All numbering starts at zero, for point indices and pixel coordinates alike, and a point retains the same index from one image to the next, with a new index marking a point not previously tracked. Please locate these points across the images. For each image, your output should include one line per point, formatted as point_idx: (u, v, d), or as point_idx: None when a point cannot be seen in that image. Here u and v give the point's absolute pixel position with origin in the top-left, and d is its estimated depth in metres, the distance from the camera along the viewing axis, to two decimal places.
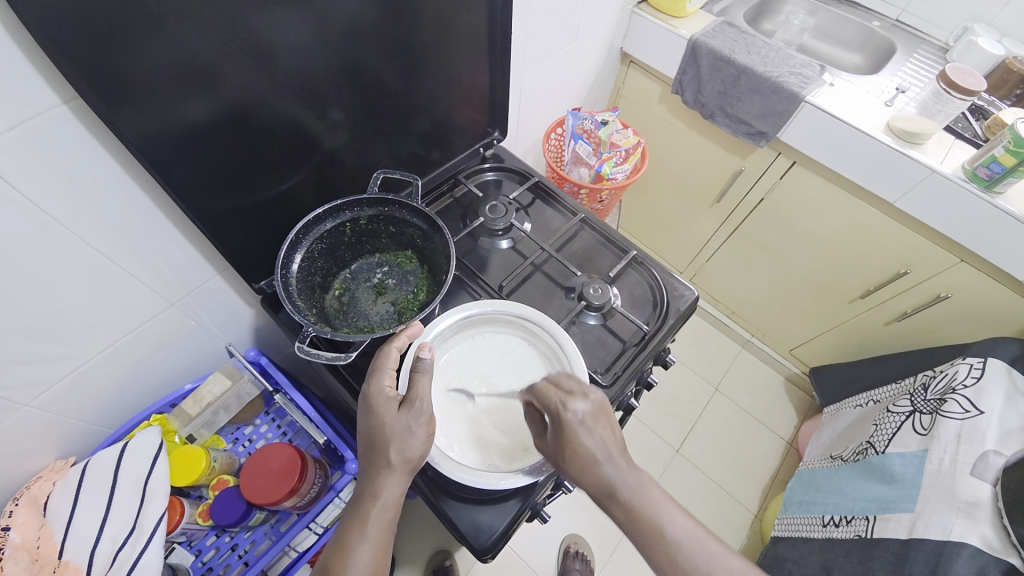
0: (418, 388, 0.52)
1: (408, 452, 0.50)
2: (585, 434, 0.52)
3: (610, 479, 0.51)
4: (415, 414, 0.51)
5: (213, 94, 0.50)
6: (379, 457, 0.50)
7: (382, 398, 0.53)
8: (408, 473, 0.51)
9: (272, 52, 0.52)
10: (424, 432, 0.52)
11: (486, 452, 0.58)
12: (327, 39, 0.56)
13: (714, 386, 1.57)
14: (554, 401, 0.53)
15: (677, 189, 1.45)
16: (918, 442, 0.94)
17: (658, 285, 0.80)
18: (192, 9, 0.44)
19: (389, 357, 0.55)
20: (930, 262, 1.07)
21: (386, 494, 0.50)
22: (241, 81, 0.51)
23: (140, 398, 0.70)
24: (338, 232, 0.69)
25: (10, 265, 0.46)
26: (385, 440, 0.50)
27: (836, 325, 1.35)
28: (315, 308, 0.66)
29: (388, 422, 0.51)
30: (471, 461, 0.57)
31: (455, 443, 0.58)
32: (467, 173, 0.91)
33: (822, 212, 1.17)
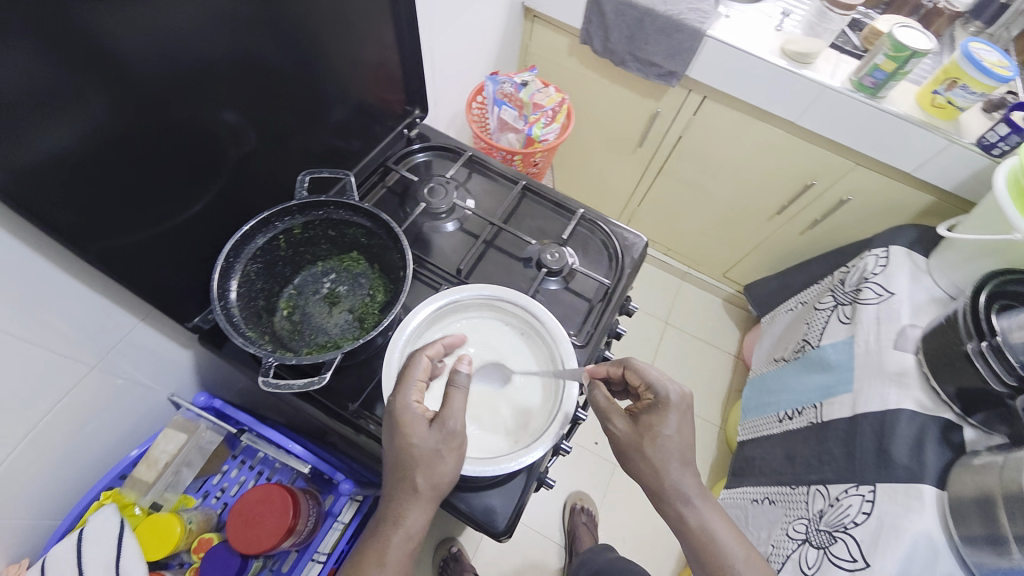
0: (451, 410, 0.51)
1: (435, 478, 0.50)
2: (671, 423, 0.60)
3: (681, 476, 0.59)
4: (445, 436, 0.51)
5: (77, 115, 0.42)
6: (407, 484, 0.50)
7: (411, 421, 0.51)
8: (433, 499, 0.51)
9: (144, 49, 0.45)
10: (454, 458, 0.51)
11: (485, 438, 0.58)
12: (203, 24, 0.48)
13: (664, 321, 1.67)
14: (664, 389, 0.60)
15: (599, 140, 1.47)
16: (845, 330, 1.07)
17: (610, 238, 0.82)
18: (13, 12, 0.35)
19: (422, 377, 0.53)
20: (831, 171, 1.18)
21: (410, 522, 0.51)
22: (108, 93, 0.43)
23: (79, 480, 0.61)
24: (273, 247, 0.62)
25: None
26: (413, 467, 0.50)
27: (760, 242, 1.48)
28: (266, 335, 0.60)
29: (416, 443, 0.50)
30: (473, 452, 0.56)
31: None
32: (396, 159, 0.85)
33: (735, 141, 1.24)
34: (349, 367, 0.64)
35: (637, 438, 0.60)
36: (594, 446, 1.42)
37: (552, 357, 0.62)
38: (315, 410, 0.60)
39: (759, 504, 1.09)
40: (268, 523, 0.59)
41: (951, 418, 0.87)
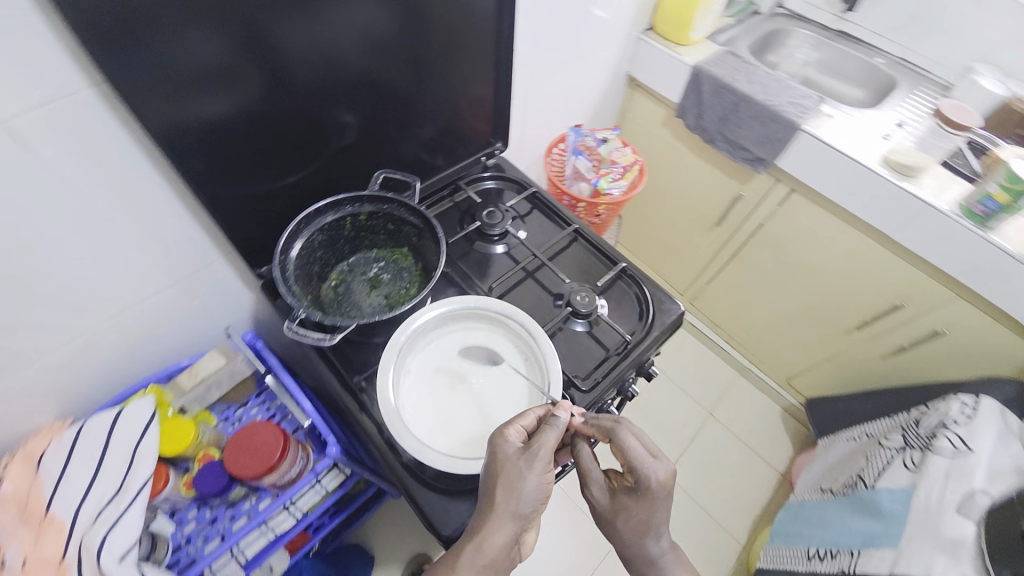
0: (544, 438, 0.53)
1: (519, 500, 0.51)
2: (651, 513, 0.54)
3: (657, 560, 0.54)
4: (530, 456, 0.52)
5: (235, 92, 0.55)
6: (493, 500, 0.51)
7: (505, 448, 0.54)
8: (517, 524, 0.50)
9: (300, 56, 0.58)
10: (540, 486, 0.52)
11: (454, 442, 0.59)
12: (348, 46, 0.62)
13: (709, 411, 1.56)
14: (646, 475, 0.53)
15: (678, 211, 1.48)
16: (907, 478, 0.92)
17: (645, 298, 0.82)
18: (218, 17, 0.49)
19: (523, 416, 0.56)
20: (926, 296, 1.07)
21: (490, 539, 0.49)
22: (262, 82, 0.57)
23: (137, 370, 0.73)
24: (339, 225, 0.73)
25: (24, 230, 0.50)
26: (500, 485, 0.51)
27: (834, 356, 1.35)
28: (309, 295, 0.69)
29: (505, 462, 0.53)
30: (441, 447, 0.58)
31: (426, 431, 0.59)
32: (468, 180, 0.95)
33: (818, 241, 1.18)
34: (366, 343, 0.71)
35: (613, 517, 0.56)
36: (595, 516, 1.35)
37: (543, 385, 0.62)
38: (324, 369, 0.68)
39: None
40: (259, 455, 0.66)
41: None
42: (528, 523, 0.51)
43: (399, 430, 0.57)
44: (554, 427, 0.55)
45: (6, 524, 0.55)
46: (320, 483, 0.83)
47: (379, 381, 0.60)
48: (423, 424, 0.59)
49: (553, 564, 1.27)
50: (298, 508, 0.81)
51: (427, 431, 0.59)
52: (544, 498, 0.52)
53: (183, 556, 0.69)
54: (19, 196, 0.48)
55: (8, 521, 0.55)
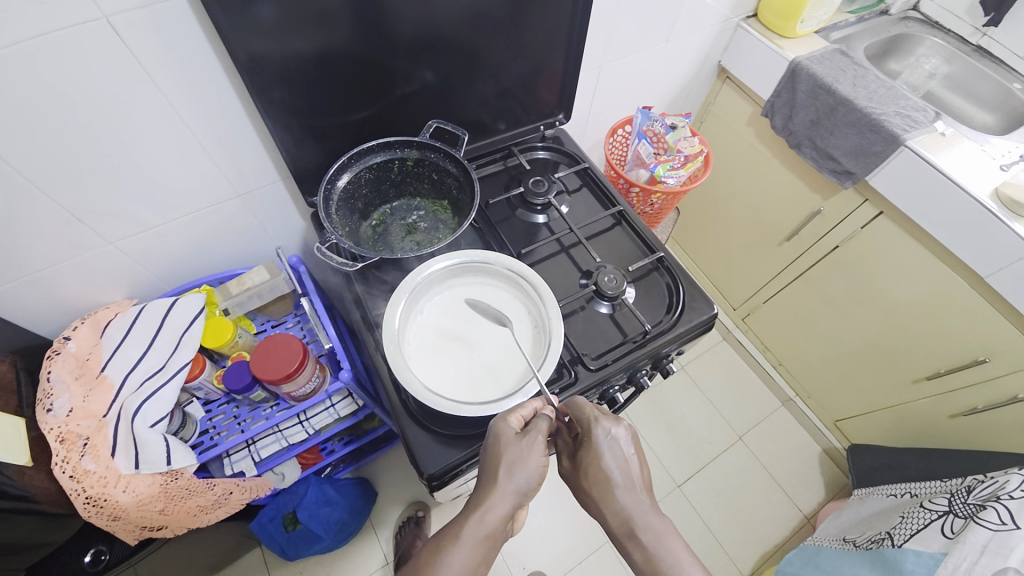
0: (540, 425, 0.54)
1: (519, 478, 0.52)
2: (605, 459, 0.55)
3: (626, 508, 0.53)
4: (532, 442, 0.53)
5: (323, 32, 0.59)
6: (495, 477, 0.52)
7: (504, 430, 0.55)
8: (516, 501, 0.51)
9: (388, 7, 0.61)
10: (539, 467, 0.53)
11: (445, 383, 0.60)
12: (440, 11, 0.65)
13: (739, 434, 1.47)
14: (587, 415, 0.57)
15: (747, 219, 1.37)
16: (942, 544, 0.82)
17: (675, 288, 0.80)
18: None
19: (524, 404, 0.57)
20: (1018, 356, 0.94)
21: (492, 512, 0.50)
22: (348, 27, 0.61)
23: (197, 269, 0.82)
24: (387, 167, 0.76)
25: (114, 122, 0.58)
26: (502, 465, 0.52)
27: (893, 405, 1.21)
28: (348, 227, 0.74)
29: (507, 446, 0.53)
30: (433, 385, 0.60)
31: (423, 368, 0.61)
32: (522, 147, 0.94)
33: (900, 273, 1.05)
34: (391, 283, 0.74)
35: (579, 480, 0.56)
36: None
37: (544, 349, 0.63)
38: (350, 298, 0.73)
39: None
40: (279, 362, 0.72)
41: None
42: (525, 501, 0.53)
43: (397, 359, 0.59)
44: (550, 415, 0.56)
45: (63, 376, 0.65)
46: (333, 407, 0.89)
47: (389, 312, 0.62)
48: (422, 362, 0.62)
49: (543, 543, 1.29)
50: (310, 425, 0.87)
51: (423, 368, 0.61)
52: (542, 479, 0.53)
53: (207, 439, 0.78)
54: (114, 89, 0.55)
55: (65, 374, 0.65)
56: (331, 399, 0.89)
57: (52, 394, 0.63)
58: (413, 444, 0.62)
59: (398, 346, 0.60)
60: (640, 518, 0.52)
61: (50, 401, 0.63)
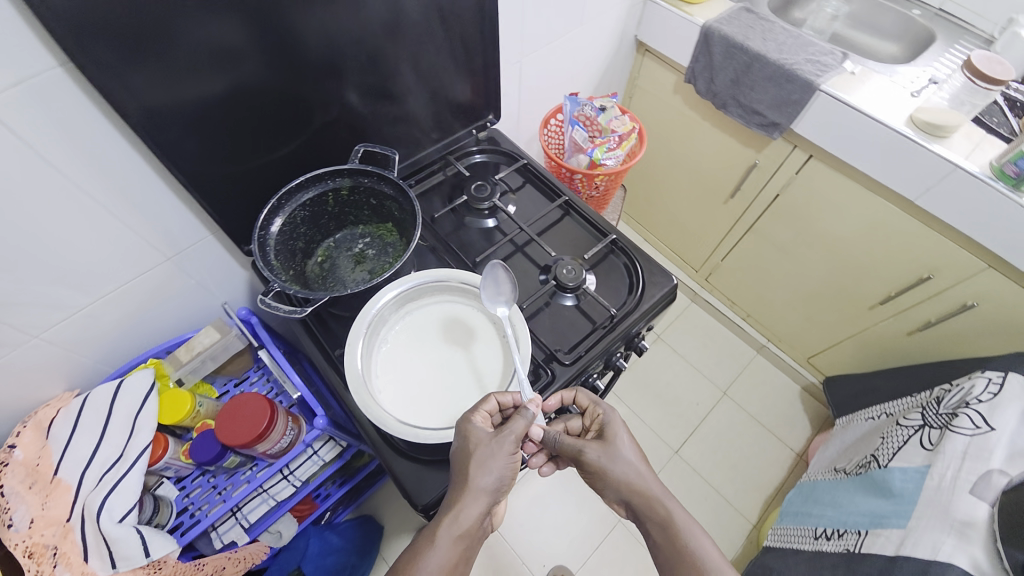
0: (514, 425, 0.55)
1: (489, 478, 0.52)
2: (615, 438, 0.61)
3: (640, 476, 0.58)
4: (503, 441, 0.54)
5: (227, 73, 0.56)
6: (467, 476, 0.52)
7: (475, 431, 0.54)
8: (488, 499, 0.52)
9: (289, 38, 0.59)
10: (509, 466, 0.54)
11: (423, 412, 0.59)
12: (343, 31, 0.63)
13: (723, 390, 1.51)
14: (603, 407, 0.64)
15: (691, 182, 1.40)
16: (923, 457, 0.87)
17: (635, 269, 0.80)
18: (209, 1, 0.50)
19: (489, 400, 0.57)
20: (957, 267, 0.99)
21: (466, 513, 0.51)
22: (253, 62, 0.58)
23: (139, 343, 0.77)
24: (322, 200, 0.73)
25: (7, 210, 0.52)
26: (473, 464, 0.52)
27: (855, 333, 1.27)
28: (292, 270, 0.71)
29: (477, 445, 0.54)
30: (408, 417, 0.58)
31: (396, 401, 0.59)
32: (458, 155, 0.93)
33: (838, 210, 1.11)
34: (351, 318, 0.72)
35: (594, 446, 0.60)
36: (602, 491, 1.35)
37: (514, 360, 0.62)
38: (309, 342, 0.70)
39: None
40: (246, 424, 0.67)
41: None
42: (498, 498, 0.53)
43: (364, 398, 0.57)
44: (523, 415, 0.56)
45: (15, 487, 0.59)
46: (317, 455, 0.86)
47: (349, 350, 0.60)
48: (393, 395, 0.60)
49: (558, 538, 1.29)
50: (297, 478, 0.84)
51: (396, 401, 0.59)
52: (510, 476, 0.54)
53: (186, 518, 0.74)
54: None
55: (17, 485, 0.59)
56: (312, 445, 0.86)
57: (8, 509, 0.57)
58: (403, 474, 0.60)
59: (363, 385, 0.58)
60: (647, 483, 0.58)
61: (7, 516, 0.56)
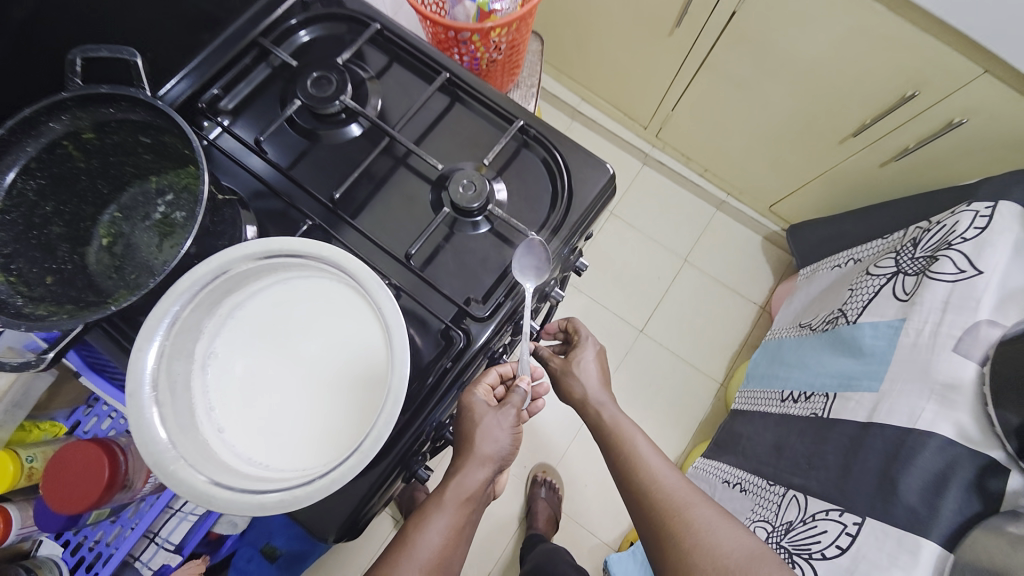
0: (513, 399, 0.58)
1: (495, 446, 0.55)
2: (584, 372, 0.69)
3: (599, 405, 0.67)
4: (505, 414, 0.56)
5: None
6: (471, 443, 0.54)
7: (476, 402, 0.56)
8: (493, 466, 0.54)
9: None
10: (511, 436, 0.57)
11: (282, 452, 0.42)
12: None
13: (684, 257, 1.41)
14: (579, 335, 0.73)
15: (626, 14, 1.09)
16: (897, 310, 0.80)
17: (557, 164, 0.59)
18: None
19: (490, 372, 0.59)
20: (950, 77, 0.81)
21: (470, 479, 0.53)
22: None
23: None
24: (59, 156, 0.47)
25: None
26: (477, 433, 0.54)
27: (823, 172, 1.13)
28: (56, 274, 0.47)
29: (482, 417, 0.55)
30: (267, 469, 0.40)
31: (242, 447, 0.41)
32: (276, 32, 0.62)
33: (811, 22, 0.86)
34: None
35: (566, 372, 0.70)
36: None
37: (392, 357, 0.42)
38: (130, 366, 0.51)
39: (729, 489, 0.91)
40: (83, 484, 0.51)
41: (999, 458, 0.63)
42: (503, 464, 0.56)
43: (182, 473, 0.37)
44: (522, 389, 0.59)
45: None
46: None
47: (132, 406, 0.38)
48: (240, 442, 0.41)
49: (535, 439, 1.28)
50: None
51: (246, 450, 0.41)
52: (515, 444, 0.57)
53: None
54: None
55: None
56: None
57: None
58: (302, 511, 0.49)
59: (176, 452, 0.38)
60: (606, 406, 0.67)
61: None
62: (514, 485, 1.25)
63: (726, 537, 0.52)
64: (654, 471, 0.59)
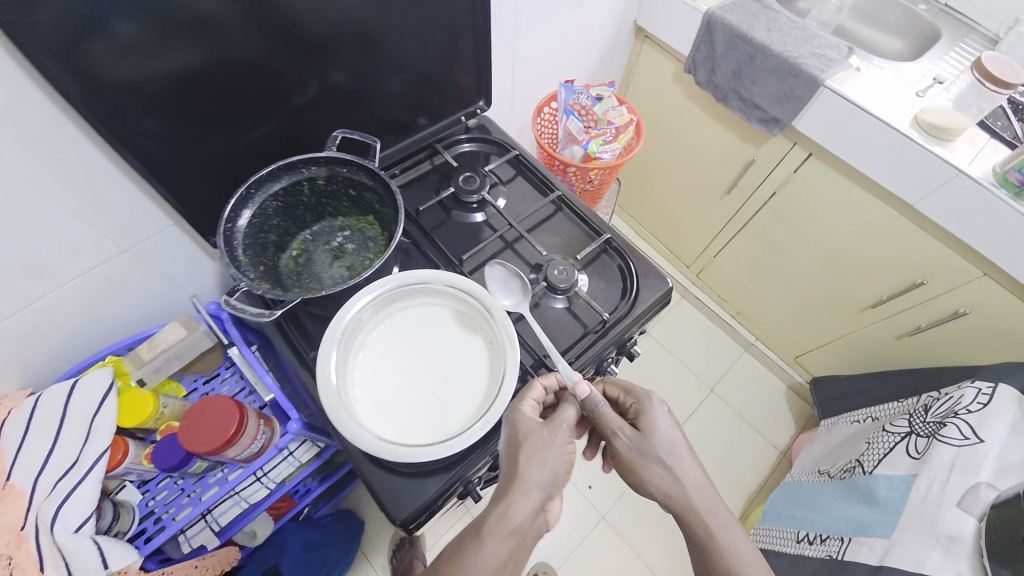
0: (563, 414, 0.55)
1: (542, 470, 0.51)
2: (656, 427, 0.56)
3: (676, 477, 0.55)
4: (554, 431, 0.53)
5: (194, 44, 0.51)
6: (516, 468, 0.51)
7: (521, 418, 0.54)
8: (543, 494, 0.50)
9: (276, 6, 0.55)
10: (563, 457, 0.52)
11: (400, 425, 0.55)
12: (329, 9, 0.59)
13: (710, 387, 1.51)
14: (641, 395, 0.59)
15: (686, 176, 1.37)
16: (909, 466, 0.87)
17: (629, 271, 0.76)
18: None
19: (534, 387, 0.57)
20: (950, 274, 0.98)
21: (516, 507, 0.49)
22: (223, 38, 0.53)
23: (104, 338, 0.74)
24: (294, 191, 0.68)
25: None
26: (524, 455, 0.51)
27: (844, 335, 1.27)
28: (262, 266, 0.65)
29: (528, 433, 0.53)
30: (389, 432, 0.54)
31: (373, 413, 0.55)
32: (446, 142, 0.87)
33: (836, 210, 1.08)
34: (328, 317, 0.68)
35: (642, 453, 0.55)
36: (585, 489, 1.35)
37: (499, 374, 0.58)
38: (282, 343, 0.66)
39: None
40: (212, 432, 0.63)
41: None
42: (553, 491, 0.52)
43: (342, 414, 0.53)
44: (573, 402, 0.56)
45: None
46: (292, 455, 0.80)
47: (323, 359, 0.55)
48: (372, 408, 0.55)
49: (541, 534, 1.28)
50: (270, 480, 0.79)
51: (375, 416, 0.55)
52: (566, 469, 0.52)
53: (151, 524, 0.70)
54: None
55: None
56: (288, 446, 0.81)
57: None
58: (382, 493, 0.58)
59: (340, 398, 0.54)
60: (689, 485, 0.55)
61: None
62: None
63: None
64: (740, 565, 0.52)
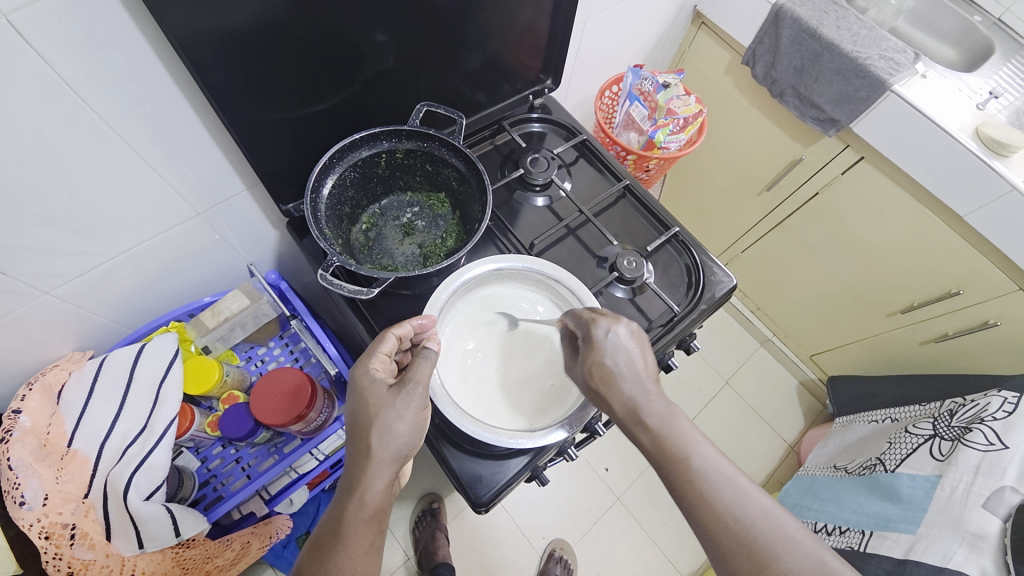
0: (417, 372, 0.50)
1: (393, 444, 0.47)
2: (615, 352, 0.52)
3: (632, 397, 0.50)
4: (407, 395, 0.49)
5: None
6: (368, 448, 0.46)
7: (376, 386, 0.50)
8: (396, 466, 0.47)
9: None
10: (415, 423, 0.49)
11: (490, 410, 0.59)
12: None
13: (725, 379, 1.54)
14: (584, 320, 0.55)
15: (724, 171, 1.36)
16: (933, 467, 0.91)
17: (696, 267, 0.76)
18: None
19: (386, 343, 0.53)
20: (986, 284, 1.01)
21: (368, 489, 0.45)
22: None
23: (162, 302, 0.72)
24: (372, 163, 0.66)
25: (9, 130, 0.43)
26: (373, 429, 0.47)
27: (867, 337, 1.30)
28: (341, 239, 0.64)
29: (375, 404, 0.49)
30: (481, 414, 0.58)
31: (465, 394, 0.59)
32: (512, 121, 0.86)
33: (878, 215, 1.09)
34: (400, 294, 0.67)
35: (585, 381, 0.53)
36: (602, 471, 1.38)
37: None
38: (355, 319, 0.65)
39: None
40: (285, 401, 0.65)
41: None
42: (409, 456, 0.49)
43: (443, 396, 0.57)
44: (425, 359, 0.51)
45: (25, 458, 0.55)
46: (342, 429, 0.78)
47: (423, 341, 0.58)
48: (464, 389, 0.59)
49: (558, 511, 1.32)
50: (320, 451, 0.77)
51: (468, 397, 0.59)
52: (421, 433, 0.49)
53: (210, 491, 0.71)
54: (38, 114, 0.44)
55: (26, 456, 0.55)
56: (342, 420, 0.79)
57: (19, 484, 0.54)
58: (459, 474, 0.59)
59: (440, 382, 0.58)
60: (650, 398, 0.50)
61: (19, 492, 0.54)
62: (528, 553, 1.26)
63: (747, 503, 0.45)
64: (708, 492, 0.45)
